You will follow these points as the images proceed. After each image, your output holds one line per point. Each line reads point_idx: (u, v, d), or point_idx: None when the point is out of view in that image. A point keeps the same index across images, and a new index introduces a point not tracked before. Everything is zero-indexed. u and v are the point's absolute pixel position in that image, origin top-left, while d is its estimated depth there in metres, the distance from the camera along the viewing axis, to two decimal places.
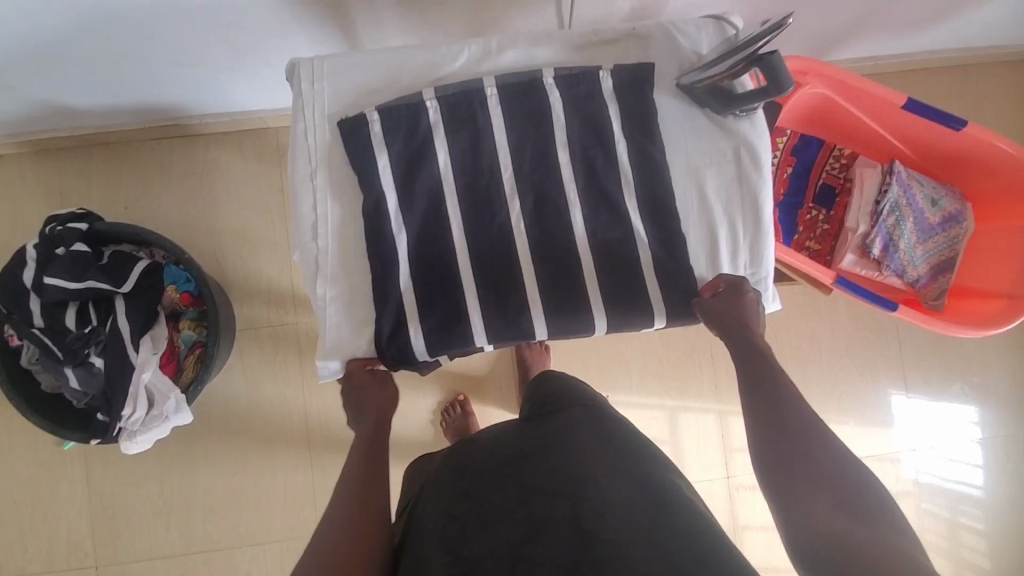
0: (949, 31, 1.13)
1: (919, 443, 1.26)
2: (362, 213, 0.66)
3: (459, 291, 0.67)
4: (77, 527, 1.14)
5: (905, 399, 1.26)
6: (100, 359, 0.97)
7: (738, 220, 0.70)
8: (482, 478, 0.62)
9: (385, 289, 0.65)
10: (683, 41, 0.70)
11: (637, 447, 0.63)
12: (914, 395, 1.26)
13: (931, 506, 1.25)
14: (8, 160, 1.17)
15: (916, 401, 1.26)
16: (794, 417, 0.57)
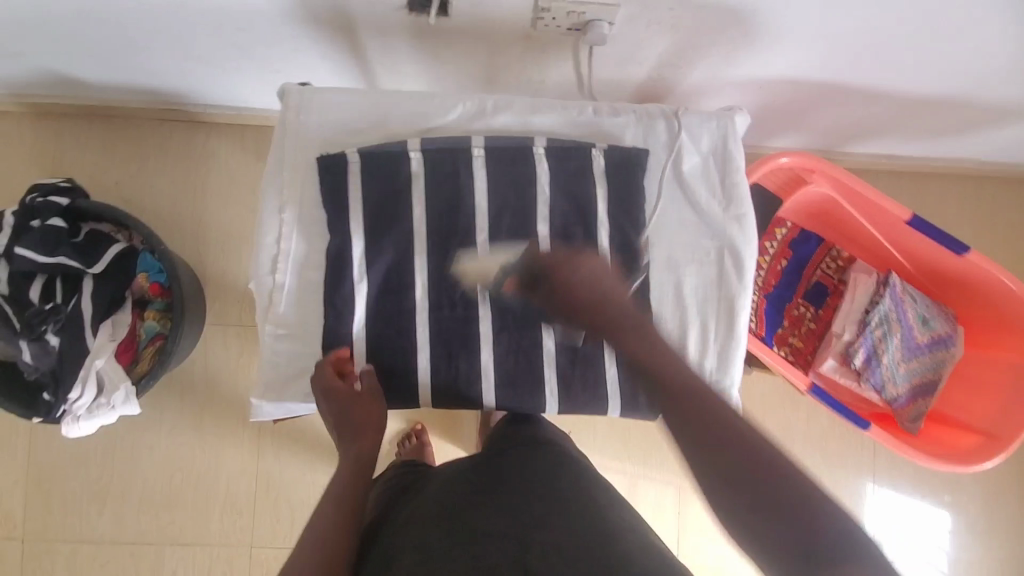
0: (970, 144, 1.11)
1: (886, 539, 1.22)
2: (324, 256, 0.64)
3: (411, 347, 0.65)
4: (10, 497, 1.12)
5: (879, 494, 1.23)
6: (57, 338, 0.95)
7: (711, 323, 0.67)
8: (446, 496, 0.59)
9: (339, 336, 0.63)
10: (683, 131, 0.68)
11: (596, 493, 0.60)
12: (886, 494, 1.23)
13: None
14: (8, 118, 1.16)
15: (889, 498, 1.23)
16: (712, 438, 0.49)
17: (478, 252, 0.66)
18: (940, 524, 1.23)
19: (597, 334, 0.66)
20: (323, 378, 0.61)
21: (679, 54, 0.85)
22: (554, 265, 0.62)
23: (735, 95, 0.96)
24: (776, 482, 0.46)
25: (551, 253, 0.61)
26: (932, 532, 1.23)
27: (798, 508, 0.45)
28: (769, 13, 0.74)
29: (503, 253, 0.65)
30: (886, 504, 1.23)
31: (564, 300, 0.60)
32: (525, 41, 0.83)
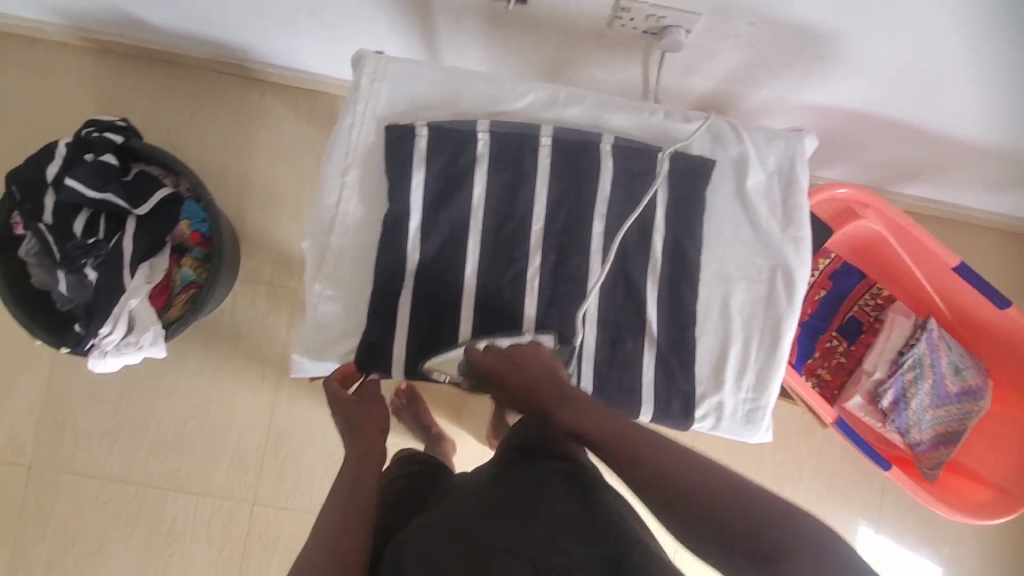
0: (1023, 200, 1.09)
1: None
2: (381, 224, 0.64)
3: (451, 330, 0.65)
4: (23, 423, 1.13)
5: (878, 538, 1.21)
6: (95, 273, 0.97)
7: (754, 342, 0.67)
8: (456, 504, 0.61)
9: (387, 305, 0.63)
10: (751, 146, 0.67)
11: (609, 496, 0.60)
12: (885, 540, 1.22)
13: None
14: (70, 51, 1.17)
15: (888, 544, 1.22)
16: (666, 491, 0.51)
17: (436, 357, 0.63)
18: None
19: (638, 338, 0.66)
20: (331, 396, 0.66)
21: (749, 71, 0.84)
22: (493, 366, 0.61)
23: (796, 120, 0.95)
24: (718, 506, 0.48)
25: (484, 354, 0.61)
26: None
27: (744, 519, 0.47)
28: (851, 41, 0.73)
29: (457, 350, 0.63)
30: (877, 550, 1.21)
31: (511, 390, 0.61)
32: (597, 38, 0.83)
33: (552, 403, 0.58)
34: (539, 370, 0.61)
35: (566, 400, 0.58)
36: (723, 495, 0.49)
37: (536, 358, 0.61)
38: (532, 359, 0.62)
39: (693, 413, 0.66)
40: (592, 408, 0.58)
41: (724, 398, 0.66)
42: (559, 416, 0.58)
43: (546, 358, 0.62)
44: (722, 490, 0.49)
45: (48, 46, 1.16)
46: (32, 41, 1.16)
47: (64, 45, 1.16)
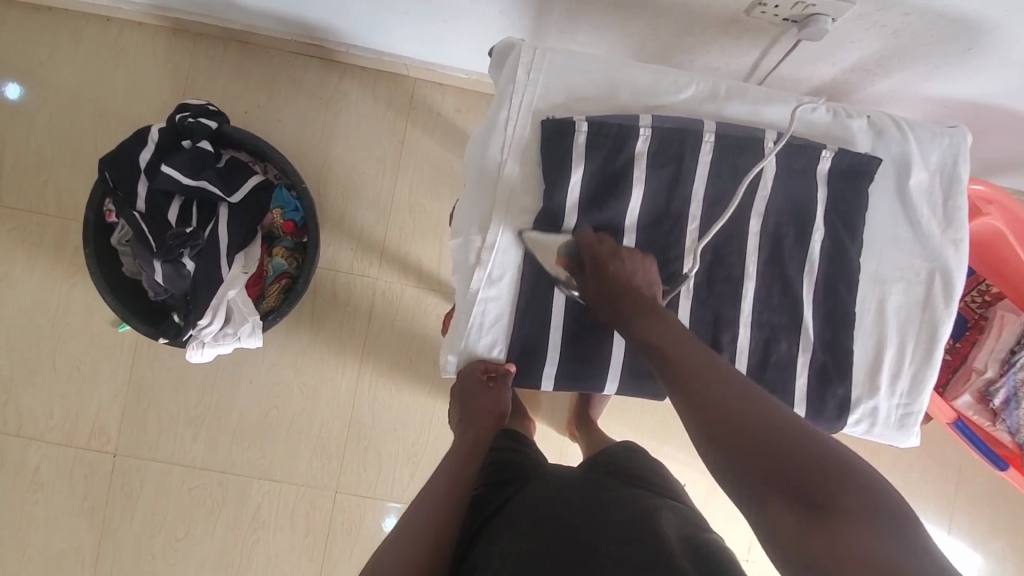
0: None
1: None
2: (534, 223, 0.63)
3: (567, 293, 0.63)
4: (107, 410, 1.12)
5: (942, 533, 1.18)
6: (192, 263, 0.94)
7: (909, 345, 0.65)
8: (551, 499, 0.63)
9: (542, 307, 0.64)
10: (916, 142, 0.64)
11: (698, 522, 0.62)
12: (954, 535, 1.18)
13: None
14: (145, 30, 1.13)
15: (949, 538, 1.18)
16: (722, 411, 0.47)
17: (540, 231, 0.62)
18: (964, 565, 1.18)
19: (793, 340, 0.64)
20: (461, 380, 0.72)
21: (881, 62, 0.81)
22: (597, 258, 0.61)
23: (913, 111, 0.92)
24: (808, 454, 0.43)
25: (598, 240, 0.61)
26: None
27: (829, 472, 0.42)
28: (1009, 32, 0.70)
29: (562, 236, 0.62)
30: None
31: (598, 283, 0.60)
32: (725, 25, 0.80)
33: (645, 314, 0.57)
34: (637, 280, 0.60)
35: (653, 312, 0.57)
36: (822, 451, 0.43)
37: (644, 276, 0.61)
38: (635, 270, 0.61)
39: (848, 416, 0.65)
40: (680, 333, 0.55)
41: (878, 403, 0.65)
42: (643, 323, 0.56)
43: (649, 282, 0.61)
44: (814, 446, 0.44)
45: (123, 25, 1.13)
46: (108, 20, 1.13)
47: (139, 24, 1.13)
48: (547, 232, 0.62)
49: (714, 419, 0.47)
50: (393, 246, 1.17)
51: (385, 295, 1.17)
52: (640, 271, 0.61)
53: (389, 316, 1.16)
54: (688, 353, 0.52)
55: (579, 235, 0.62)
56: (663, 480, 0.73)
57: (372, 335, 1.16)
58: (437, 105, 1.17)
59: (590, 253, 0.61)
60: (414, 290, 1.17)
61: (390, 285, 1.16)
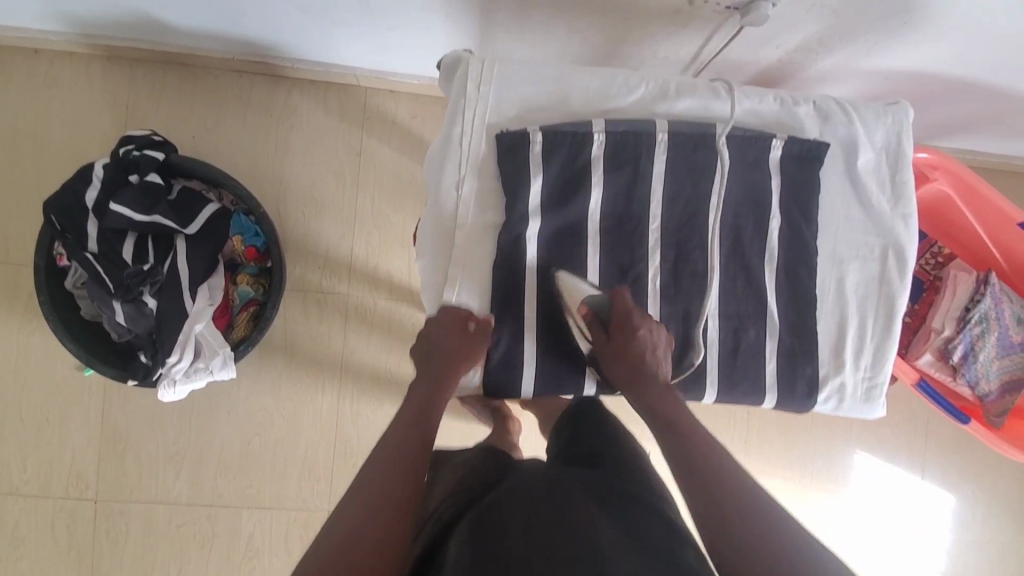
0: None
1: (896, 505, 1.24)
2: (498, 246, 0.63)
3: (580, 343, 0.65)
4: (83, 456, 1.09)
5: (918, 478, 1.24)
6: (153, 300, 0.92)
7: (869, 321, 0.68)
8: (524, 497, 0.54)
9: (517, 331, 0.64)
10: (861, 124, 0.66)
11: (663, 510, 0.57)
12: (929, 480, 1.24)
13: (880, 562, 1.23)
14: (77, 60, 1.09)
15: (925, 482, 1.24)
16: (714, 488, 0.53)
17: (571, 275, 0.63)
18: (940, 512, 1.24)
19: (760, 327, 0.66)
20: (438, 314, 0.63)
21: (822, 42, 0.83)
22: (618, 322, 0.61)
23: (857, 86, 0.95)
24: (731, 491, 0.52)
25: (626, 302, 0.62)
26: (918, 514, 1.24)
27: (748, 529, 0.50)
28: (941, 6, 0.73)
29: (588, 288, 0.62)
30: (878, 477, 1.23)
31: (620, 351, 0.61)
32: (670, 16, 0.80)
33: (653, 386, 0.61)
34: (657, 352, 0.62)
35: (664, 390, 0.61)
36: (741, 492, 0.52)
37: (661, 343, 0.62)
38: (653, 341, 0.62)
39: (818, 394, 0.67)
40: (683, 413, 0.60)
41: (845, 378, 0.67)
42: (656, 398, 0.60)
43: (666, 349, 0.63)
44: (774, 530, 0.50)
45: (53, 57, 1.08)
46: (36, 53, 1.07)
47: (70, 55, 1.08)
48: (576, 279, 0.63)
49: (700, 486, 0.54)
50: (360, 260, 1.15)
51: (357, 310, 1.15)
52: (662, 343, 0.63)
53: (363, 331, 1.15)
54: (686, 435, 0.58)
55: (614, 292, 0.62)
56: (631, 456, 0.65)
57: (348, 352, 1.15)
58: (390, 112, 1.15)
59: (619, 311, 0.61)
60: (387, 302, 1.16)
61: (362, 299, 1.15)
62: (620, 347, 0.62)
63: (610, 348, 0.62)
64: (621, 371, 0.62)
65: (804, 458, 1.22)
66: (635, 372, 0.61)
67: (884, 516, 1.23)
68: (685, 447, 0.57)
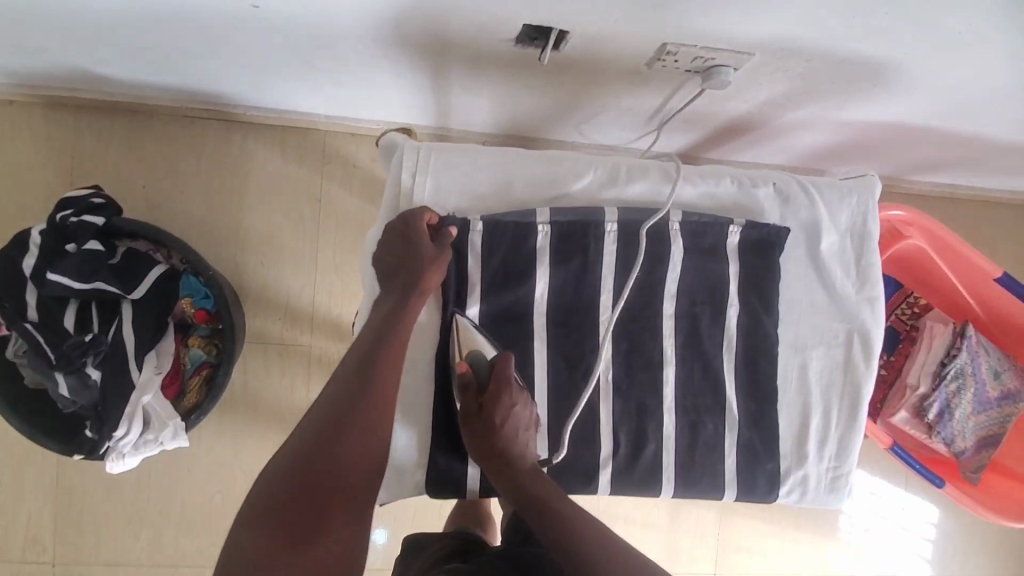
0: None
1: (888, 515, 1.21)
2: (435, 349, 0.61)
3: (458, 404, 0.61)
4: (38, 519, 1.06)
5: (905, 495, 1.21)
6: (97, 371, 0.87)
7: (834, 410, 0.65)
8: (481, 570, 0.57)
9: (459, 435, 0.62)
10: (822, 205, 0.64)
11: None
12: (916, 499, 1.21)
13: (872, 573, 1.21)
14: (18, 108, 1.03)
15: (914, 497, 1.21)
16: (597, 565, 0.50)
17: (470, 321, 0.60)
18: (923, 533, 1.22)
19: (718, 421, 0.63)
20: (398, 219, 0.59)
21: (790, 99, 0.79)
22: (492, 389, 0.57)
23: (830, 135, 0.91)
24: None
25: (508, 367, 0.57)
26: (903, 549, 1.21)
27: None
28: (909, 70, 0.69)
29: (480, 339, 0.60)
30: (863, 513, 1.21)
31: (488, 418, 0.57)
32: (630, 76, 0.76)
33: (520, 468, 0.57)
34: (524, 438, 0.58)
35: (532, 472, 0.57)
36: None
37: (530, 423, 0.59)
38: (520, 425, 0.58)
39: (779, 488, 0.64)
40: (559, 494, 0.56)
41: (808, 470, 0.64)
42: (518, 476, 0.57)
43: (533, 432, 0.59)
44: None
45: None
46: None
47: (10, 102, 1.03)
48: (474, 327, 0.60)
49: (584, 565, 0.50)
50: (323, 310, 1.12)
51: (321, 360, 1.12)
52: (525, 429, 0.58)
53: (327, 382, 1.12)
54: (562, 512, 0.54)
55: (501, 354, 0.58)
56: None
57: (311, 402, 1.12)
58: (352, 156, 1.11)
59: (498, 371, 0.57)
60: None
61: (326, 349, 1.12)
62: (490, 413, 0.57)
63: (475, 411, 0.57)
64: (484, 444, 0.57)
65: None
66: (500, 448, 0.57)
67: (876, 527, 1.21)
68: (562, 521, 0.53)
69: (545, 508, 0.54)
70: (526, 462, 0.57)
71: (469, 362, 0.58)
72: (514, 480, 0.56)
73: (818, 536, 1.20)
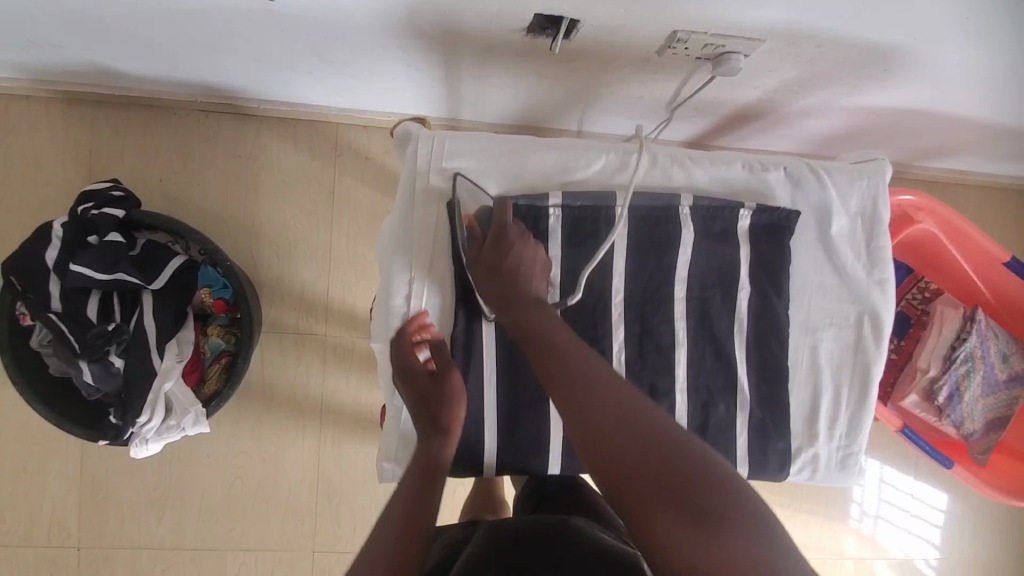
0: None
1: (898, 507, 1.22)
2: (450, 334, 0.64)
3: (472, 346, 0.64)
4: (63, 504, 1.09)
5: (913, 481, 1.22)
6: (121, 359, 0.90)
7: (844, 389, 0.66)
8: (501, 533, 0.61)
9: (473, 300, 0.63)
10: (832, 189, 0.65)
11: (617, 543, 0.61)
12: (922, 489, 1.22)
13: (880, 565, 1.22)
14: (37, 104, 1.06)
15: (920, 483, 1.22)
16: (588, 385, 0.51)
17: (477, 190, 0.63)
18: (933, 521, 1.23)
19: (730, 401, 0.65)
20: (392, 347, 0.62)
21: (800, 85, 0.80)
22: (496, 229, 0.61)
23: (838, 121, 0.91)
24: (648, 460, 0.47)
25: (507, 210, 0.61)
26: (915, 533, 1.23)
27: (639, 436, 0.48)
28: (918, 55, 0.69)
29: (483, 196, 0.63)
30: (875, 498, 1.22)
31: (491, 256, 0.60)
32: (640, 65, 0.76)
33: (523, 300, 0.58)
34: (528, 272, 0.60)
35: (535, 303, 0.58)
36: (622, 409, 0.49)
37: (535, 262, 0.60)
38: (525, 261, 0.60)
39: (790, 467, 0.66)
40: (558, 325, 0.57)
41: (819, 449, 0.66)
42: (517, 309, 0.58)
43: (542, 273, 0.61)
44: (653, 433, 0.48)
45: (11, 102, 1.05)
46: None
47: (27, 97, 1.05)
48: (480, 193, 0.63)
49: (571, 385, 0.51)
50: (337, 300, 1.13)
51: (336, 348, 1.14)
52: (529, 265, 0.60)
53: (342, 370, 1.14)
54: (556, 339, 0.55)
55: (500, 202, 0.62)
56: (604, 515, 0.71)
57: (327, 388, 1.14)
58: (363, 147, 1.12)
59: (497, 212, 0.61)
60: (366, 341, 1.15)
61: (340, 338, 1.14)
62: (492, 250, 0.60)
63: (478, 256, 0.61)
64: (487, 278, 0.60)
65: (793, 488, 1.20)
66: (500, 283, 0.59)
67: (884, 520, 1.22)
68: (553, 351, 0.54)
69: (542, 338, 0.55)
70: (529, 290, 0.59)
71: (475, 217, 0.63)
72: (516, 309, 0.58)
73: (827, 521, 1.21)
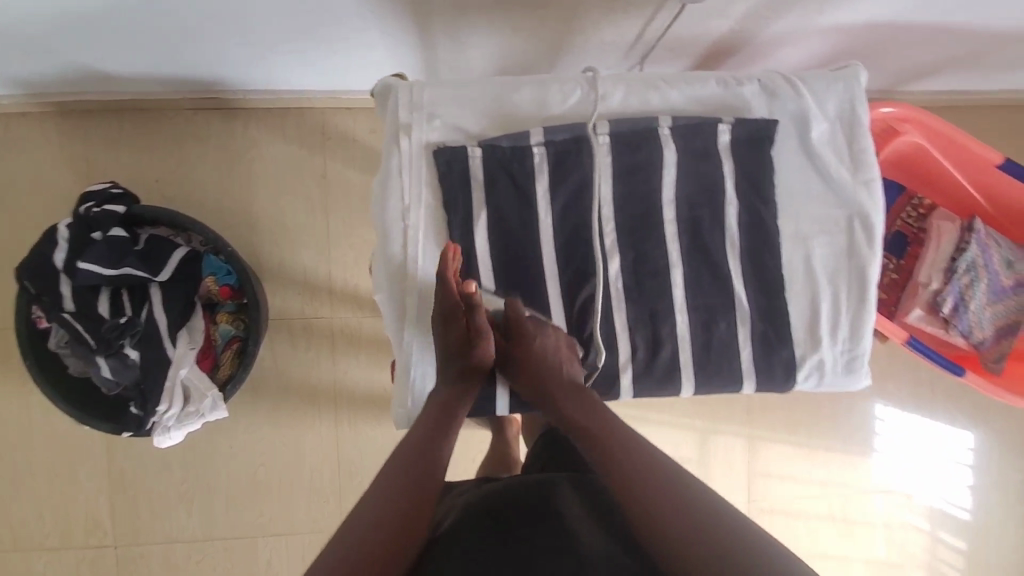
0: None
1: (917, 438, 1.22)
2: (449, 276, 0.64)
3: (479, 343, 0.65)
4: (96, 504, 1.12)
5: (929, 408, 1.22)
6: (135, 351, 0.91)
7: (842, 294, 0.67)
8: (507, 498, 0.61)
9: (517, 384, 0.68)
10: (808, 97, 0.65)
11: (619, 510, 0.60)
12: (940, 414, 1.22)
13: (904, 495, 1.22)
14: (32, 119, 1.08)
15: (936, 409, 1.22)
16: (631, 459, 0.53)
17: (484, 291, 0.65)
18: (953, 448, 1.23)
19: (730, 316, 0.65)
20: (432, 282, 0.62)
21: (772, 8, 0.80)
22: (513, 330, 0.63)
23: (816, 47, 0.92)
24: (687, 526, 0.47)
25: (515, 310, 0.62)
26: (937, 460, 1.22)
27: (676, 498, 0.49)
28: None
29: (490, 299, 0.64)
30: (893, 429, 1.22)
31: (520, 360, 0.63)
32: (609, 3, 0.77)
33: (563, 394, 0.61)
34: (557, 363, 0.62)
35: (572, 393, 0.61)
36: (662, 477, 0.51)
37: (561, 350, 0.62)
38: (552, 354, 0.62)
39: (796, 374, 0.66)
40: (596, 410, 0.59)
41: (823, 354, 0.66)
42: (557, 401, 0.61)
43: (570, 353, 0.63)
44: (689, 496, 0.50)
45: (8, 119, 1.08)
46: None
47: (23, 114, 1.08)
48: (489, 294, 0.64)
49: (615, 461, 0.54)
50: (340, 283, 1.15)
51: (343, 331, 1.16)
52: (555, 354, 0.62)
53: (352, 350, 1.16)
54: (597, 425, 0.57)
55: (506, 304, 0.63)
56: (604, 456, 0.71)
57: (339, 370, 1.16)
58: (350, 131, 1.14)
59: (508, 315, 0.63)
60: (372, 320, 1.16)
61: (346, 320, 1.15)
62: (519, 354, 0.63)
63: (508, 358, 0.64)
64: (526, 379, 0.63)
65: (809, 424, 1.21)
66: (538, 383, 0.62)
67: (904, 452, 1.22)
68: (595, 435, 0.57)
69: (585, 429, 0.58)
70: (563, 381, 0.62)
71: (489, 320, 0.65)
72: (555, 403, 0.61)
73: (846, 455, 1.21)
